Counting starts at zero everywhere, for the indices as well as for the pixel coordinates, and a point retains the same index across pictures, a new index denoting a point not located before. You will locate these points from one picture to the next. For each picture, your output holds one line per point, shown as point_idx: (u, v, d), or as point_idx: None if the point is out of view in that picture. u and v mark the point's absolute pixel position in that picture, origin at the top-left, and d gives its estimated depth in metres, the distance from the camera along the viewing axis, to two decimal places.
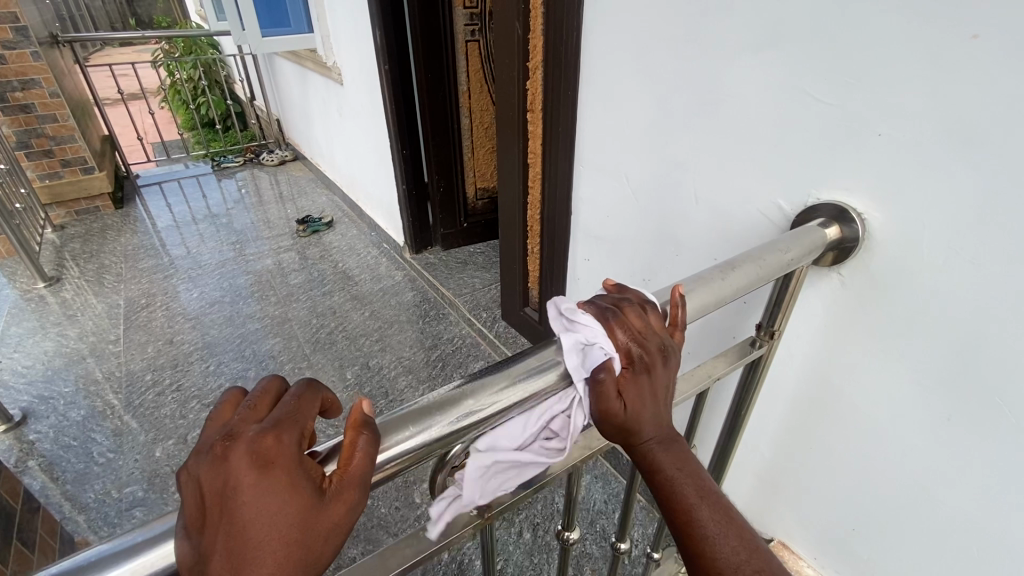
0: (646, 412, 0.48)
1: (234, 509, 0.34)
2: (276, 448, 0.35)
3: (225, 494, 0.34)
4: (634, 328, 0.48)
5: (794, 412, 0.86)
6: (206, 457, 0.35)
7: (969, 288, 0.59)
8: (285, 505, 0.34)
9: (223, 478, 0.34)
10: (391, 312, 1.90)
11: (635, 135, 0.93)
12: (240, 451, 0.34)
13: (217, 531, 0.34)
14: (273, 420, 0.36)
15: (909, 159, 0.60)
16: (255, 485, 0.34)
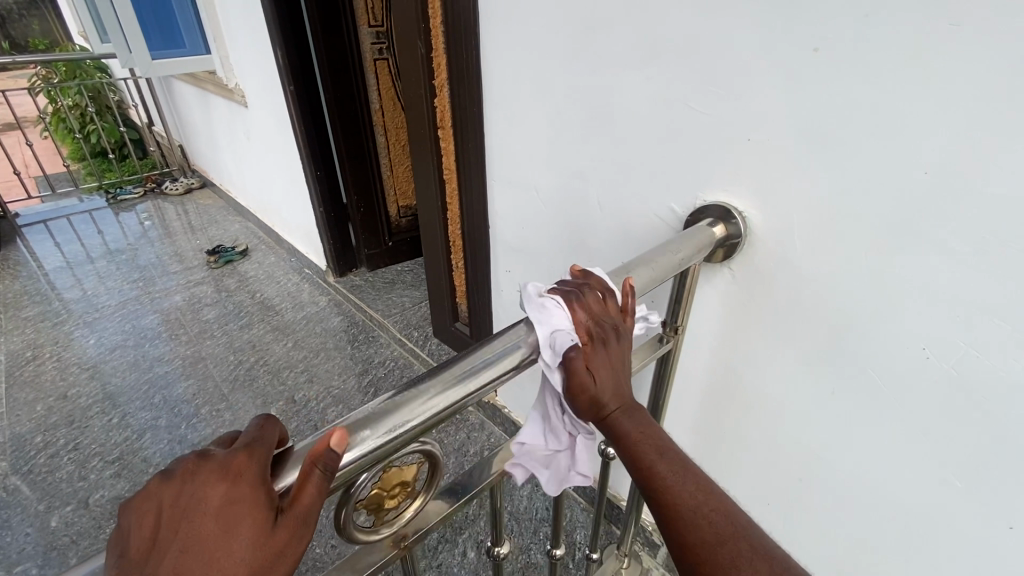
0: (605, 379, 0.51)
1: (191, 530, 0.36)
2: (247, 470, 0.38)
3: (184, 514, 0.36)
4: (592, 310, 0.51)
5: (707, 401, 0.91)
6: (173, 477, 0.37)
7: (837, 270, 0.66)
8: (243, 523, 0.36)
9: (186, 499, 0.36)
10: (315, 340, 1.82)
11: (539, 148, 0.96)
12: (211, 470, 0.37)
13: (165, 558, 0.35)
14: (247, 445, 0.39)
15: (776, 160, 0.66)
16: (217, 506, 0.36)
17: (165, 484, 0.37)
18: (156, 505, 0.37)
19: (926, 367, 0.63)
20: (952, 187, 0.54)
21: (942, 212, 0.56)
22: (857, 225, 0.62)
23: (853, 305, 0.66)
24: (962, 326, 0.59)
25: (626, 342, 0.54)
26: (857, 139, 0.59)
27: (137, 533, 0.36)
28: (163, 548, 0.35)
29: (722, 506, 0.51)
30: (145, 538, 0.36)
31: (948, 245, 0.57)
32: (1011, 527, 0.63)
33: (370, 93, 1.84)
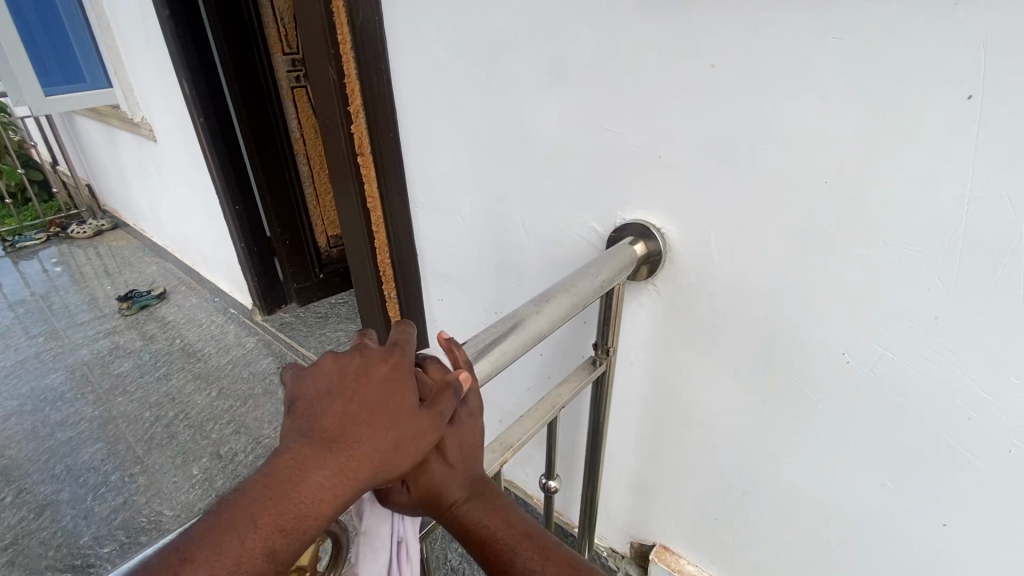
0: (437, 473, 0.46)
1: (352, 394, 0.41)
2: (400, 360, 0.44)
3: (351, 380, 0.42)
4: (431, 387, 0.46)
5: (645, 419, 0.90)
6: (344, 351, 0.44)
7: (755, 282, 0.66)
8: (398, 397, 0.42)
9: (355, 368, 0.43)
10: (243, 386, 1.69)
11: (458, 173, 0.93)
12: (376, 352, 0.44)
13: (323, 412, 0.40)
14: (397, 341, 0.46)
15: (688, 176, 0.66)
16: (379, 380, 0.42)
17: (336, 355, 0.44)
18: (327, 368, 0.43)
19: (847, 372, 0.64)
20: (851, 194, 0.56)
21: (843, 220, 0.57)
22: (769, 236, 0.63)
23: (774, 315, 0.66)
24: (875, 330, 0.60)
25: (465, 421, 0.48)
26: (760, 152, 0.59)
27: (304, 390, 0.42)
28: (325, 403, 0.40)
29: None
30: (305, 395, 0.41)
31: (854, 251, 0.58)
32: (943, 523, 0.64)
33: (289, 122, 1.78)
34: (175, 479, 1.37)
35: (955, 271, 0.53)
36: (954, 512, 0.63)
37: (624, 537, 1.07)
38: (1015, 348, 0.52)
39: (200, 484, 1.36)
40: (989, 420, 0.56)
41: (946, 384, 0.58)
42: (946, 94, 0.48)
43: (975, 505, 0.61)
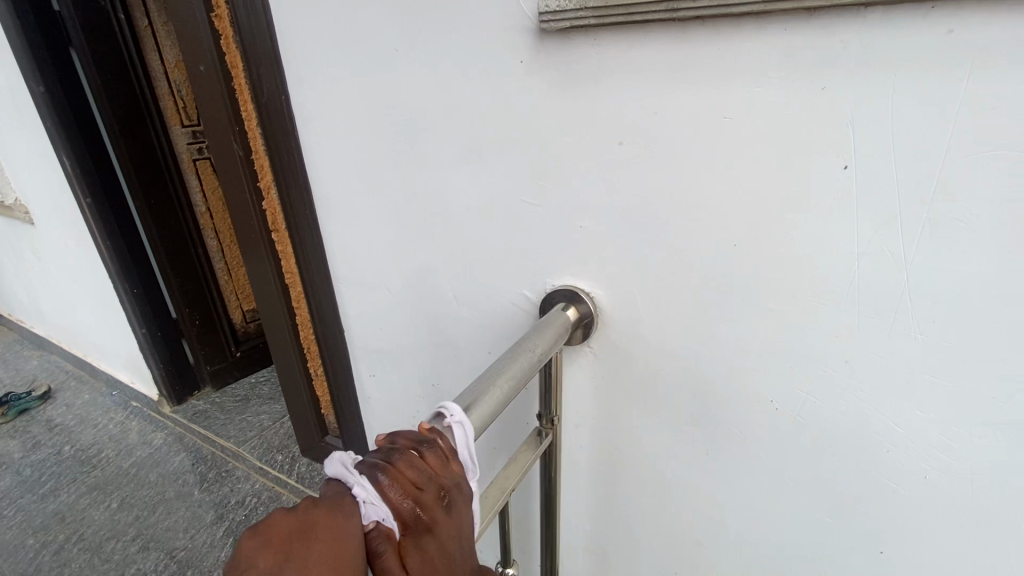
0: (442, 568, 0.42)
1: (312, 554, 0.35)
2: (352, 504, 0.39)
3: (309, 539, 0.36)
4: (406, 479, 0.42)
5: (595, 480, 0.88)
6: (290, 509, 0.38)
7: (683, 339, 0.69)
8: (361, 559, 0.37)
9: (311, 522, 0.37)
10: (149, 492, 1.49)
11: (382, 247, 0.90)
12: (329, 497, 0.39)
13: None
14: (340, 488, 0.40)
15: (610, 242, 0.68)
16: (333, 532, 0.37)
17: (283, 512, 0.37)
18: (277, 531, 0.36)
19: (777, 417, 0.67)
20: (758, 255, 0.60)
21: (755, 278, 0.61)
22: (691, 295, 0.65)
23: (705, 368, 0.69)
24: (795, 376, 0.63)
25: (457, 508, 0.44)
26: (672, 221, 0.63)
27: (254, 562, 0.34)
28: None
29: None
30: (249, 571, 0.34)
31: (767, 305, 0.62)
32: (880, 551, 0.67)
33: (194, 196, 1.68)
34: None
35: (856, 318, 0.57)
36: (890, 540, 0.66)
37: None
38: (916, 383, 0.57)
39: None
40: (904, 450, 0.61)
41: (865, 421, 0.62)
42: (826, 165, 0.53)
43: (906, 531, 0.64)
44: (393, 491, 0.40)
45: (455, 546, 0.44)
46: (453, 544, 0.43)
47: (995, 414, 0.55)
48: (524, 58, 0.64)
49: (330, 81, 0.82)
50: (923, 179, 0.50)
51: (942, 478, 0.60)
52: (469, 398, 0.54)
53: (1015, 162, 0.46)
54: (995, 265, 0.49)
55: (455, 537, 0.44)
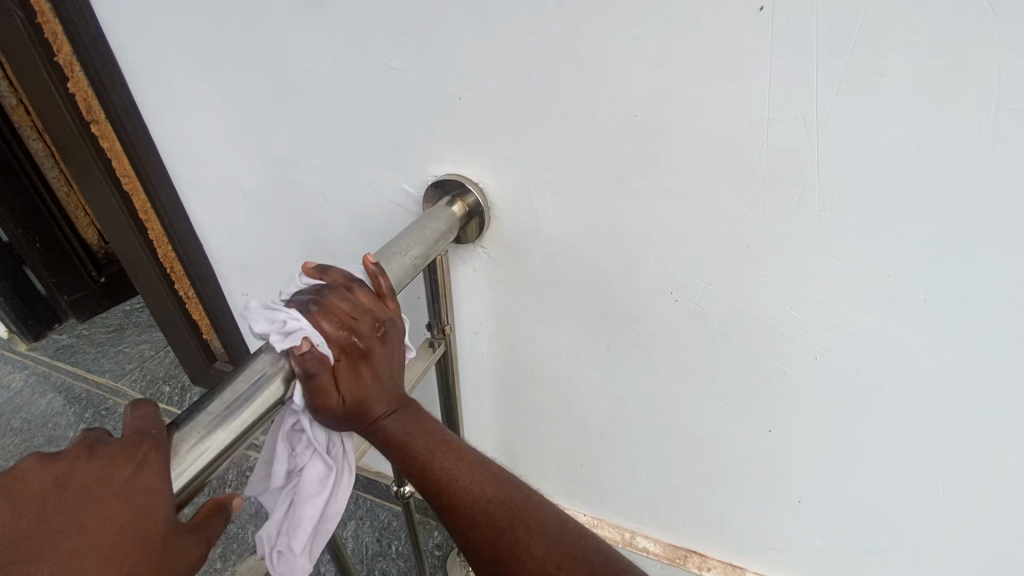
0: (372, 391, 0.45)
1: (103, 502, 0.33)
2: (151, 451, 0.35)
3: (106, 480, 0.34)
4: (342, 315, 0.43)
5: (498, 386, 0.84)
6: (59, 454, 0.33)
7: (578, 232, 0.61)
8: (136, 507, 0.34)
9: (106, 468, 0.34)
10: (13, 439, 1.31)
11: (225, 136, 0.72)
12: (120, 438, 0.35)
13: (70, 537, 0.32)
14: (144, 425, 0.36)
15: (496, 117, 0.56)
16: (123, 484, 0.34)
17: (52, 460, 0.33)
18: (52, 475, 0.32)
19: (679, 310, 0.63)
20: (662, 127, 0.51)
21: (658, 156, 0.52)
22: (592, 180, 0.56)
23: (604, 263, 0.62)
24: (698, 265, 0.58)
25: (394, 341, 0.47)
26: (565, 87, 0.52)
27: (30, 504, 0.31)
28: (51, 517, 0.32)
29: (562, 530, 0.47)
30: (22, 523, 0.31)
31: (670, 187, 0.54)
32: (769, 429, 0.69)
33: None
34: None
35: (763, 196, 0.52)
36: (780, 419, 0.67)
37: None
38: (816, 264, 0.54)
39: None
40: (799, 333, 0.59)
41: (764, 307, 0.59)
42: (740, 5, 0.43)
43: (795, 410, 0.66)
44: (328, 323, 0.41)
45: (392, 368, 0.47)
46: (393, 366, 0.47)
47: (886, 291, 0.53)
48: None
49: None
50: (846, 22, 0.42)
51: (831, 358, 0.60)
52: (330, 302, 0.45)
53: None
54: (907, 128, 0.44)
55: (388, 364, 0.46)
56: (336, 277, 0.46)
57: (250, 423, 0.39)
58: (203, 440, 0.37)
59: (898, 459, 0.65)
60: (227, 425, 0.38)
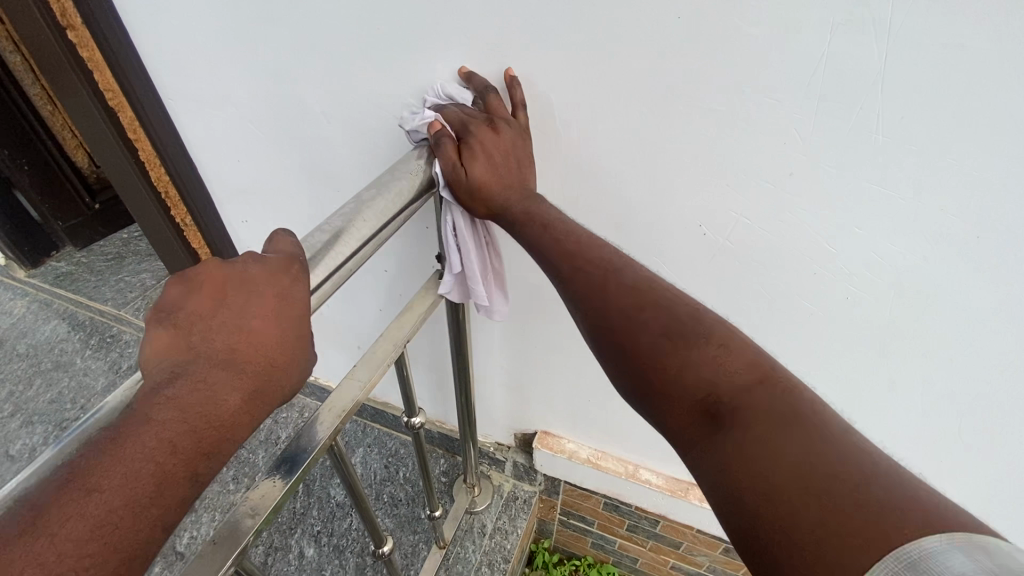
0: (485, 169, 0.49)
1: (219, 334, 0.32)
2: (299, 270, 0.35)
3: (227, 308, 0.32)
4: (462, 112, 0.52)
5: (508, 321, 0.81)
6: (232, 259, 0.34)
7: (600, 156, 0.56)
8: (283, 325, 0.34)
9: (232, 294, 0.33)
10: (20, 364, 1.31)
11: (214, 43, 0.66)
12: (276, 258, 0.35)
13: (181, 363, 0.31)
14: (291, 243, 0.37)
15: (517, 19, 0.50)
16: (283, 297, 0.34)
17: (225, 264, 0.34)
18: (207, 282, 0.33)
19: (706, 243, 0.59)
20: (706, 33, 0.45)
21: (700, 66, 0.47)
22: (622, 95, 0.51)
23: (629, 190, 0.58)
24: (731, 194, 0.54)
25: (510, 133, 0.51)
26: None
27: (184, 305, 0.32)
28: (215, 317, 0.32)
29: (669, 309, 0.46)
30: (164, 324, 0.32)
31: (708, 104, 0.49)
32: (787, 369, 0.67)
33: None
34: None
35: (813, 115, 0.46)
36: (801, 359, 0.65)
37: (507, 430, 1.03)
38: (861, 197, 0.50)
39: None
40: (833, 271, 0.56)
41: (798, 242, 0.55)
42: None
43: (817, 349, 0.64)
44: (451, 117, 0.51)
45: (508, 157, 0.50)
46: (509, 157, 0.51)
47: (934, 229, 0.49)
48: None
49: None
50: None
51: (862, 298, 0.57)
52: (332, 226, 0.39)
53: None
54: (992, 37, 0.39)
55: (500, 153, 0.50)
56: (478, 84, 0.54)
57: (374, 231, 0.42)
58: (331, 248, 0.38)
59: (918, 404, 0.63)
60: (344, 243, 0.39)
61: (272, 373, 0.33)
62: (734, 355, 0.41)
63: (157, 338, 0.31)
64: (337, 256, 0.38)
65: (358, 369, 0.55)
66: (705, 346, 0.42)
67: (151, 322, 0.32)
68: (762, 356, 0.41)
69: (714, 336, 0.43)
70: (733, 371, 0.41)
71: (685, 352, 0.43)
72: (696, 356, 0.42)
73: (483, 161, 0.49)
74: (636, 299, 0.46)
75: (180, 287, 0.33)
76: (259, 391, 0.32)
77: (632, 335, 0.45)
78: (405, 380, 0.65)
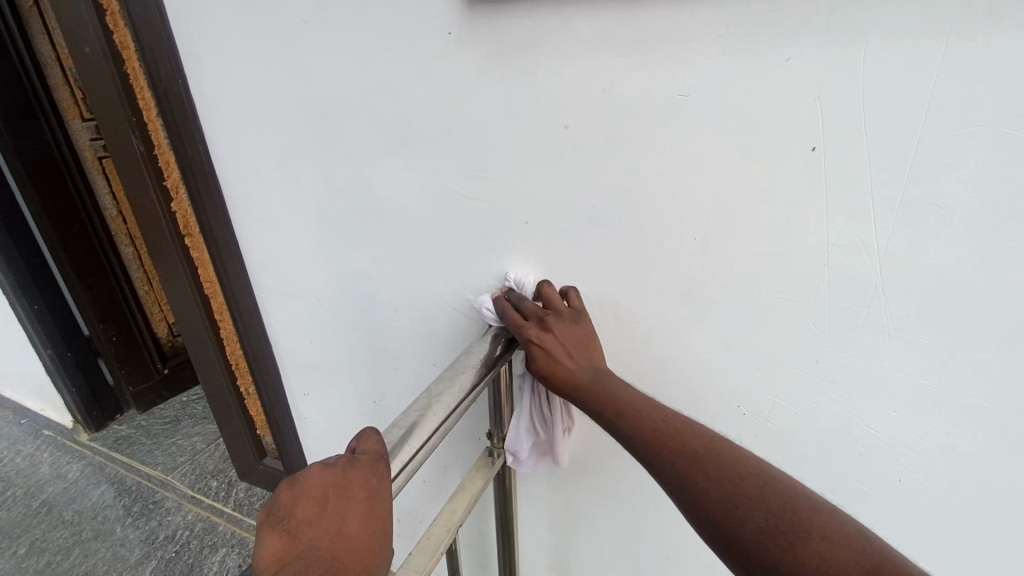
0: (552, 365, 0.54)
1: (323, 538, 0.35)
2: (383, 468, 0.40)
3: (330, 512, 0.36)
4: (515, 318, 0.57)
5: (553, 495, 0.81)
6: (331, 463, 0.38)
7: (639, 343, 0.62)
8: (374, 521, 0.37)
9: (333, 498, 0.36)
10: (62, 533, 1.32)
11: (308, 250, 0.80)
12: (365, 459, 0.39)
13: (294, 571, 0.33)
14: (373, 446, 0.41)
15: (560, 239, 0.61)
16: (370, 493, 0.38)
17: (326, 469, 0.38)
18: (311, 488, 0.37)
19: (747, 423, 0.61)
20: (722, 249, 0.53)
21: (718, 277, 0.55)
22: (653, 296, 0.59)
23: (665, 374, 0.63)
24: (763, 379, 0.58)
25: (561, 326, 0.55)
26: (626, 214, 0.56)
27: (292, 512, 0.36)
28: (321, 520, 0.35)
29: (781, 487, 0.42)
30: (279, 530, 0.35)
31: (731, 305, 0.56)
32: None
33: (102, 198, 1.50)
34: None
35: (827, 314, 0.52)
36: None
37: None
38: (891, 383, 0.53)
39: None
40: (879, 452, 0.57)
41: (838, 423, 0.57)
42: (789, 149, 0.48)
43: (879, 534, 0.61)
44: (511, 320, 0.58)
45: (565, 347, 0.55)
46: (566, 347, 0.55)
47: (971, 412, 0.51)
48: (454, 29, 0.55)
49: (231, 60, 0.70)
50: (895, 164, 0.45)
51: (917, 480, 0.56)
52: (405, 422, 0.45)
53: (990, 139, 0.42)
54: (972, 254, 0.45)
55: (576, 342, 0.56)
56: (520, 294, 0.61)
57: (436, 431, 0.46)
58: (404, 448, 0.43)
59: None
60: (413, 438, 0.44)
61: (368, 573, 0.35)
62: (840, 550, 0.38)
63: (273, 545, 0.35)
64: (408, 452, 0.43)
65: (413, 554, 0.55)
66: (810, 541, 0.39)
67: (267, 530, 0.35)
68: (863, 540, 0.39)
69: (813, 528, 0.40)
70: (845, 571, 0.38)
71: (788, 552, 0.39)
72: (806, 551, 0.39)
73: (543, 355, 0.54)
74: (724, 468, 0.44)
75: (290, 493, 0.37)
76: None
77: (727, 530, 0.42)
78: (454, 565, 0.64)
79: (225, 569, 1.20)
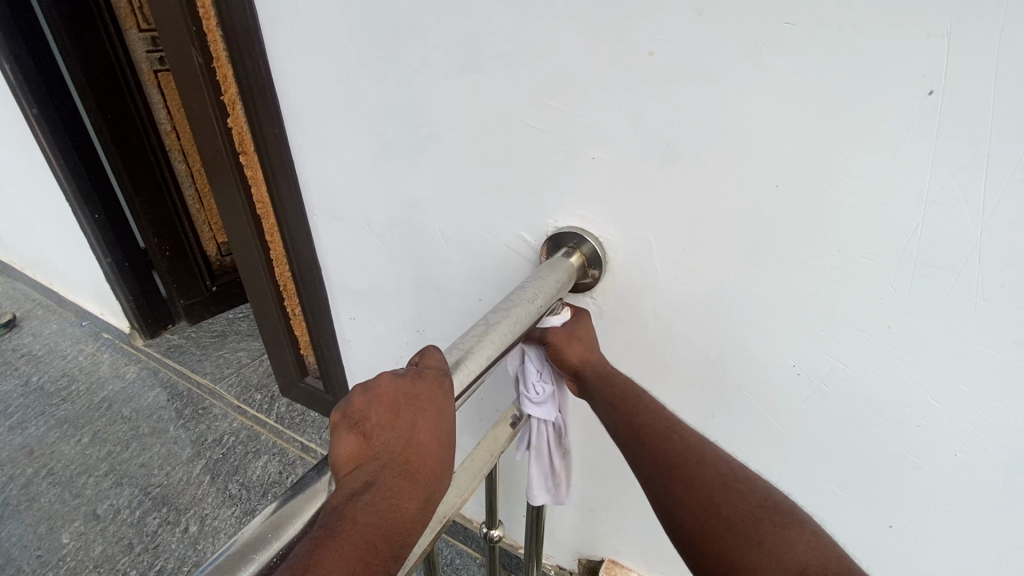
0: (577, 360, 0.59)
1: (397, 443, 0.38)
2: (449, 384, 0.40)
3: (402, 421, 0.38)
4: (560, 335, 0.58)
5: (583, 435, 0.82)
6: (401, 374, 0.40)
7: (699, 293, 0.60)
8: (441, 433, 0.39)
9: (405, 408, 0.38)
10: (121, 428, 1.43)
11: (361, 175, 0.79)
12: (433, 374, 0.40)
13: (370, 472, 0.37)
14: (432, 363, 0.41)
15: (626, 178, 0.58)
16: (438, 405, 0.39)
17: (396, 379, 0.39)
18: (385, 395, 0.38)
19: (798, 382, 0.60)
20: (804, 201, 0.50)
21: (799, 227, 0.52)
22: (723, 244, 0.56)
23: (722, 327, 0.61)
24: (827, 340, 0.56)
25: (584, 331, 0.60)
26: (702, 152, 0.53)
27: (367, 416, 0.38)
28: (393, 429, 0.37)
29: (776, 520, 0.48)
30: (354, 432, 0.38)
31: (806, 259, 0.53)
32: (891, 524, 0.63)
33: (157, 112, 1.50)
34: (38, 553, 1.16)
35: (909, 278, 0.49)
36: (905, 514, 0.62)
37: (572, 553, 0.99)
38: (964, 355, 0.50)
39: (73, 554, 1.15)
40: (939, 425, 0.55)
41: (896, 393, 0.55)
42: (903, 93, 0.43)
43: (922, 506, 0.60)
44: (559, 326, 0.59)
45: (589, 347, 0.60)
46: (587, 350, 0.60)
47: None
48: None
49: None
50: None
51: (975, 456, 0.54)
52: (463, 347, 0.45)
53: None
54: None
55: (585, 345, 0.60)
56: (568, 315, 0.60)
57: (491, 360, 0.47)
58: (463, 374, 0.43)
59: None
60: (470, 362, 0.44)
61: (432, 482, 0.39)
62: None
63: (349, 444, 0.38)
64: (467, 376, 0.44)
65: (459, 471, 0.58)
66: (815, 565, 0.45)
67: (343, 430, 0.38)
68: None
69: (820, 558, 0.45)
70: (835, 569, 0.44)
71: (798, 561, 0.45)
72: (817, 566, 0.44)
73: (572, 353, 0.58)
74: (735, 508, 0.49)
75: (364, 399, 0.38)
76: (422, 492, 0.38)
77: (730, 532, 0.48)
78: (492, 488, 0.67)
79: (267, 474, 1.29)
